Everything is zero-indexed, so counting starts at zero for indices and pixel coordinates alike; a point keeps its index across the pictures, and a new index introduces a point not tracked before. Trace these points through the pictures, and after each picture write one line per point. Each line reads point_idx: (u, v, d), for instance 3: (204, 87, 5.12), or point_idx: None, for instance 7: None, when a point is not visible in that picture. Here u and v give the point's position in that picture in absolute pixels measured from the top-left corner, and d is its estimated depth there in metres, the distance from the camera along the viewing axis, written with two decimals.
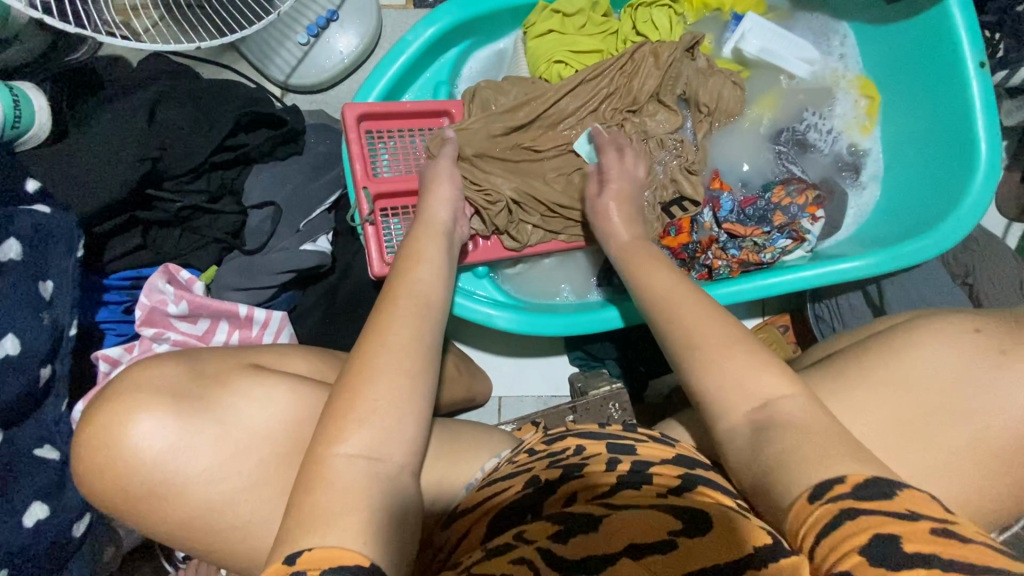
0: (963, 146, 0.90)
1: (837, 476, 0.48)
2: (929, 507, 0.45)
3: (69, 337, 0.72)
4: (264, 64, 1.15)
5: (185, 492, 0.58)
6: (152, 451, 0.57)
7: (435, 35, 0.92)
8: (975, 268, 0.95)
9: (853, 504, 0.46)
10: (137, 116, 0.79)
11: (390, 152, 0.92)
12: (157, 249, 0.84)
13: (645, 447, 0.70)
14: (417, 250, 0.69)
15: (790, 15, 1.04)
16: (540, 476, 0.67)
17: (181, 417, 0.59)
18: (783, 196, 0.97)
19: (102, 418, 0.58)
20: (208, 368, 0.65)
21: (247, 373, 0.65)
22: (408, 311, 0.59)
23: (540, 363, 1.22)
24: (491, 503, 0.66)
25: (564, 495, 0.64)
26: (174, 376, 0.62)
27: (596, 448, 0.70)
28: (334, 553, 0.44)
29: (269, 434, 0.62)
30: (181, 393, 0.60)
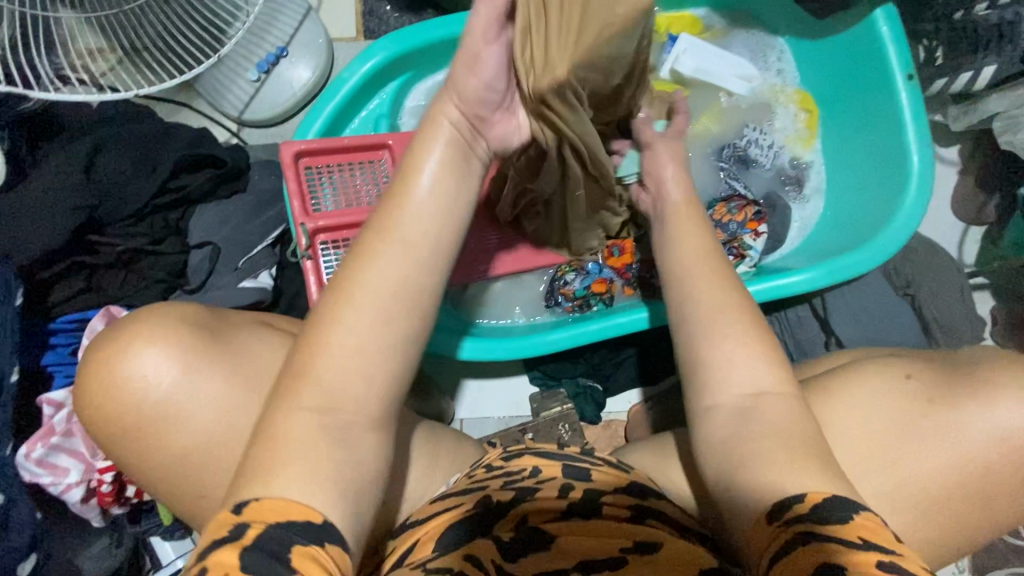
0: (897, 157, 0.90)
1: (799, 494, 0.46)
2: (884, 536, 0.43)
3: (10, 384, 0.74)
4: (218, 101, 1.18)
5: None
6: (153, 394, 0.56)
7: (370, 70, 0.95)
8: (917, 278, 0.95)
9: (809, 528, 0.44)
10: (76, 165, 0.82)
11: (331, 189, 0.94)
12: (101, 291, 0.87)
13: (600, 472, 0.68)
14: (416, 161, 0.52)
15: (726, 32, 1.05)
16: (493, 496, 0.64)
17: (193, 363, 0.57)
18: (725, 211, 0.97)
19: (89, 360, 0.58)
20: (229, 317, 0.65)
21: (259, 325, 0.64)
22: (392, 250, 0.49)
23: (501, 384, 1.22)
24: (444, 517, 0.62)
25: (520, 514, 0.63)
26: (179, 315, 0.60)
27: (555, 471, 0.67)
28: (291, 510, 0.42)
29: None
30: (198, 334, 0.59)
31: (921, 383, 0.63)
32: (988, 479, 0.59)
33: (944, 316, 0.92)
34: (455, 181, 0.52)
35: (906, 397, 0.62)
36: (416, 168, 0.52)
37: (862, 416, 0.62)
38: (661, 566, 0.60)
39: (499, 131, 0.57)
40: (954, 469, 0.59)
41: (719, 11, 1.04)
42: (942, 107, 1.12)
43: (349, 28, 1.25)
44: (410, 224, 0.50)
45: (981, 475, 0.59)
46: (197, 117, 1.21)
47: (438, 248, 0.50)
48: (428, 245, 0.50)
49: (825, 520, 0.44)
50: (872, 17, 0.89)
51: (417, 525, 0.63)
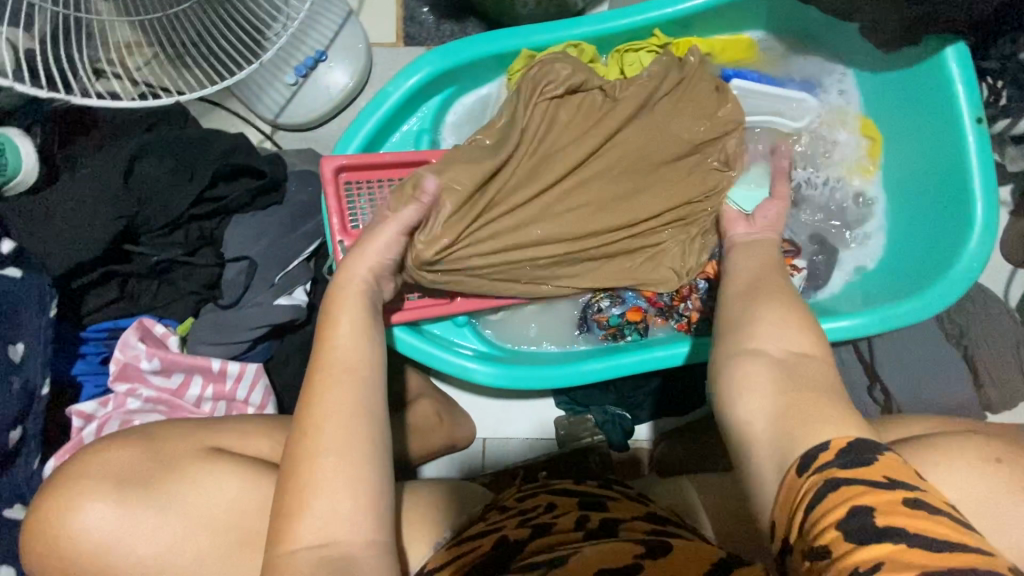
0: (959, 204, 0.87)
1: (823, 442, 0.47)
2: (908, 474, 0.45)
3: (41, 397, 0.72)
4: (254, 103, 1.15)
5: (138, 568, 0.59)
6: (91, 541, 0.59)
7: (416, 84, 0.92)
8: (968, 327, 0.92)
9: (832, 471, 0.45)
10: (115, 171, 0.80)
11: (369, 202, 0.91)
12: (133, 301, 0.85)
13: (615, 505, 0.74)
14: (335, 313, 0.60)
15: (782, 59, 1.02)
16: (510, 535, 0.68)
17: (127, 504, 0.60)
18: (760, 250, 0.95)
19: (49, 497, 0.60)
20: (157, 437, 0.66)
21: (205, 457, 0.64)
22: (342, 382, 0.56)
23: (524, 407, 1.20)
24: (461, 562, 0.65)
25: (535, 548, 0.65)
26: (129, 461, 0.63)
27: (570, 504, 0.74)
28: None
29: (230, 509, 0.62)
30: (127, 477, 0.61)
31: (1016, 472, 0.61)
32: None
33: (998, 364, 0.90)
34: (369, 325, 0.60)
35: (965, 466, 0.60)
36: (341, 299, 0.62)
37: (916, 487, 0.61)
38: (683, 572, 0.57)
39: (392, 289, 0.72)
40: (1001, 539, 0.58)
41: (775, 35, 1.02)
42: (1000, 147, 1.08)
43: (388, 32, 1.22)
44: (334, 365, 0.57)
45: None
46: (231, 118, 1.19)
47: (371, 382, 0.57)
48: (353, 377, 0.56)
49: (849, 465, 0.45)
50: (943, 53, 0.85)
51: (437, 569, 0.66)
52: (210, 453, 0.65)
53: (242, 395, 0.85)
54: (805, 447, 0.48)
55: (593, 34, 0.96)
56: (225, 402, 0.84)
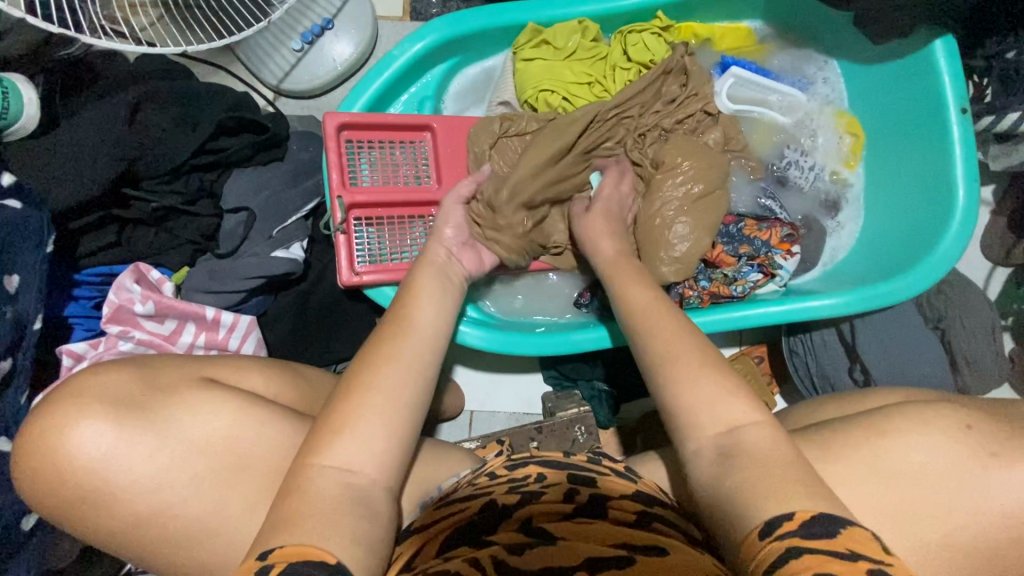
0: (941, 191, 0.90)
1: (786, 513, 0.46)
2: (872, 548, 0.44)
3: (33, 331, 0.73)
4: (258, 67, 1.16)
5: (120, 500, 0.59)
6: (84, 467, 0.58)
7: (422, 51, 0.94)
8: (947, 312, 0.95)
9: (794, 542, 0.44)
10: (118, 114, 0.80)
11: (370, 163, 0.92)
12: (130, 248, 0.85)
13: (608, 480, 0.70)
14: (417, 286, 0.68)
15: (778, 49, 1.05)
16: (499, 500, 0.67)
17: (123, 422, 0.60)
18: (750, 225, 0.96)
19: (37, 423, 0.60)
20: (158, 375, 0.66)
21: (199, 384, 0.66)
22: (402, 342, 0.60)
23: (513, 381, 1.21)
24: (447, 522, 0.65)
25: (523, 517, 0.66)
26: (122, 387, 0.63)
27: (560, 476, 0.70)
28: (307, 551, 0.45)
29: (221, 444, 0.62)
30: (123, 400, 0.61)
31: (987, 441, 0.63)
32: (1003, 513, 0.60)
33: (975, 350, 0.93)
34: (442, 301, 0.68)
35: (935, 430, 0.63)
36: (421, 277, 0.70)
37: (890, 447, 0.63)
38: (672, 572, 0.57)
39: (471, 260, 0.81)
40: (965, 495, 0.61)
41: (773, 26, 1.05)
42: (983, 146, 1.11)
43: (395, 7, 1.24)
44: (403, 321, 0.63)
45: (995, 512, 0.60)
46: (234, 81, 1.19)
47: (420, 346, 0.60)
48: (414, 337, 0.61)
49: (812, 536, 0.44)
50: (931, 46, 0.89)
51: (423, 528, 0.65)
52: (206, 383, 0.67)
53: (235, 345, 0.86)
54: (774, 511, 0.46)
55: (597, 12, 0.98)
56: (218, 350, 0.85)
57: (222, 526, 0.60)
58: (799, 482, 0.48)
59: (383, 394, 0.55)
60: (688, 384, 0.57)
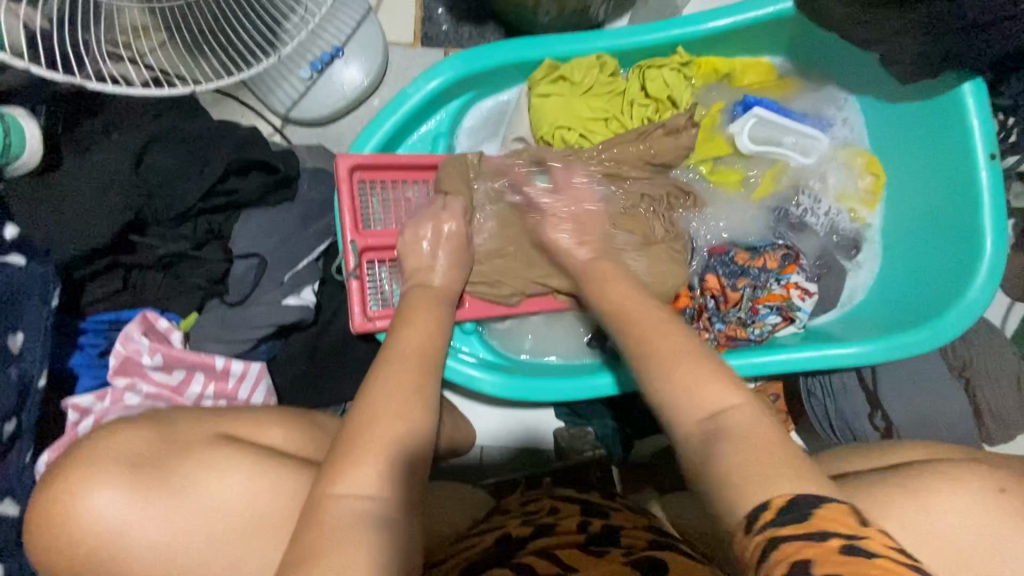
0: (968, 238, 0.88)
1: (763, 503, 0.46)
2: (846, 522, 0.42)
3: (37, 389, 0.70)
4: (266, 96, 1.13)
5: (129, 568, 0.56)
6: (99, 532, 0.55)
7: (437, 88, 0.91)
8: (973, 360, 0.93)
9: (774, 532, 0.43)
10: (125, 159, 0.77)
11: (382, 202, 0.89)
12: (137, 293, 0.83)
13: (618, 514, 0.73)
14: (411, 313, 0.71)
15: (798, 84, 1.03)
16: (511, 532, 0.68)
17: (142, 491, 0.57)
18: (769, 259, 0.94)
19: (59, 483, 0.57)
20: (177, 434, 0.63)
21: (217, 441, 0.63)
22: (408, 369, 0.62)
23: (523, 416, 1.19)
24: (461, 557, 0.66)
25: (536, 546, 0.65)
26: (140, 447, 0.60)
27: (573, 509, 0.73)
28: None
29: (234, 513, 0.59)
30: (141, 462, 0.59)
31: None
32: None
33: (999, 397, 0.91)
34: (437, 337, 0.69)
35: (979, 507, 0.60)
36: (419, 303, 0.74)
37: (934, 525, 0.59)
38: None
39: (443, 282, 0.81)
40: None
41: (795, 61, 1.02)
42: (1007, 183, 1.08)
43: (406, 33, 1.21)
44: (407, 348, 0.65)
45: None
46: (242, 110, 1.17)
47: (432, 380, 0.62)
48: (411, 366, 0.63)
49: (789, 522, 0.43)
50: (959, 89, 0.87)
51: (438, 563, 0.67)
52: (225, 438, 0.64)
53: (244, 395, 0.83)
54: (750, 502, 0.47)
55: (616, 47, 0.96)
56: (227, 401, 0.82)
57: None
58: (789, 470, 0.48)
59: (400, 430, 0.56)
60: (678, 374, 0.57)
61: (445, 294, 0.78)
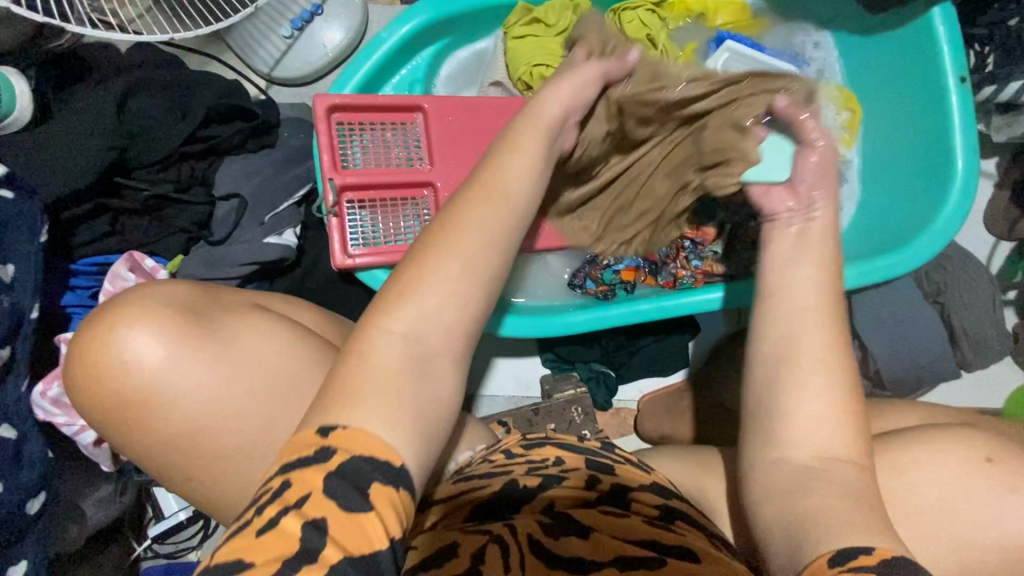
0: (940, 165, 0.89)
1: (860, 548, 0.44)
2: None
3: (30, 321, 0.73)
4: (249, 56, 1.16)
5: (161, 412, 0.58)
6: (140, 366, 0.57)
7: (410, 33, 0.93)
8: (946, 286, 0.93)
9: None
10: (107, 104, 0.80)
11: (361, 148, 0.92)
12: (124, 237, 0.86)
13: (622, 467, 0.69)
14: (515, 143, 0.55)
15: (773, 23, 1.03)
16: (521, 480, 0.65)
17: (182, 336, 0.58)
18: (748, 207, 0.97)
19: (111, 313, 0.59)
20: (221, 295, 0.65)
21: (254, 310, 0.65)
22: (488, 206, 0.51)
23: (511, 364, 1.21)
24: (468, 499, 0.64)
25: (546, 501, 0.63)
26: (184, 295, 0.62)
27: (578, 460, 0.69)
28: (376, 450, 0.42)
29: (251, 380, 0.60)
30: (192, 305, 0.61)
31: None
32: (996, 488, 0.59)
33: (975, 323, 0.92)
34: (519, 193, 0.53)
35: None
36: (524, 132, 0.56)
37: None
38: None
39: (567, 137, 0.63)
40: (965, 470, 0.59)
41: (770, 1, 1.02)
42: (985, 117, 1.08)
43: None
44: (497, 189, 0.52)
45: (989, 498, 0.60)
46: (226, 72, 1.19)
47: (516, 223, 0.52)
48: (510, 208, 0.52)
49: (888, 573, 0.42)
50: (929, 14, 0.87)
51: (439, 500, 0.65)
52: (257, 308, 0.65)
53: None
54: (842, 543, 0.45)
55: None
56: None
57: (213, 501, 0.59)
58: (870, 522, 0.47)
59: (483, 270, 0.49)
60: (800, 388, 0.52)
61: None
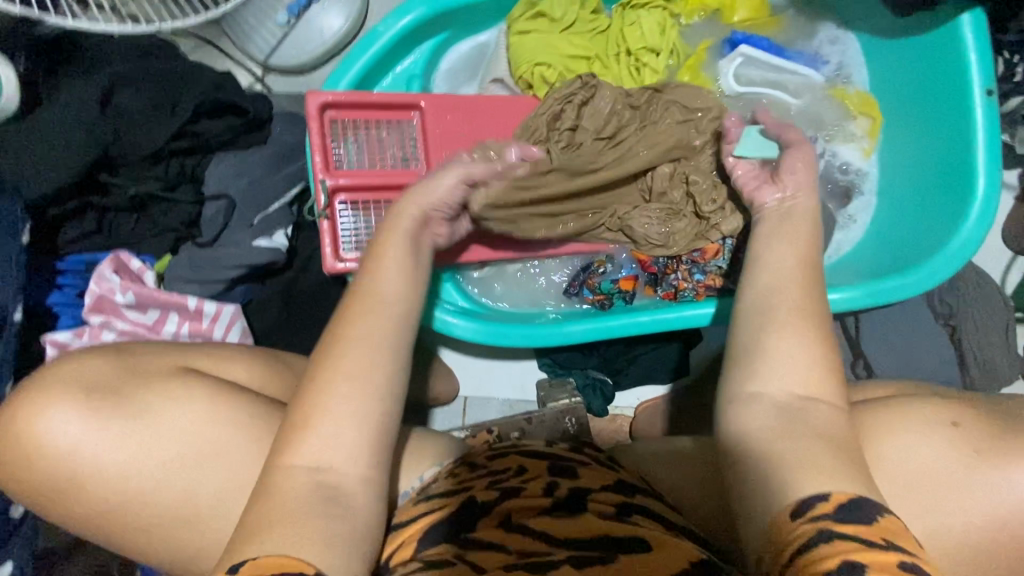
0: (961, 179, 0.84)
1: (820, 495, 0.45)
2: (906, 536, 0.44)
3: (13, 321, 0.72)
4: (244, 42, 1.12)
5: (91, 482, 0.58)
6: (59, 446, 0.58)
7: (408, 25, 0.89)
8: (959, 309, 0.90)
9: (828, 524, 0.43)
10: (90, 100, 0.77)
11: (355, 145, 0.89)
12: (111, 235, 0.84)
13: (586, 470, 0.68)
14: (382, 248, 0.61)
15: (793, 21, 0.97)
16: (478, 495, 0.63)
17: (97, 413, 0.59)
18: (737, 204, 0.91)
19: (19, 405, 0.60)
20: (140, 364, 0.65)
21: (177, 373, 0.64)
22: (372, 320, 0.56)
23: (507, 367, 1.20)
24: (425, 520, 0.62)
25: (502, 513, 0.62)
26: (100, 371, 0.63)
27: (540, 467, 0.68)
28: (286, 561, 0.46)
29: None
30: (98, 384, 0.61)
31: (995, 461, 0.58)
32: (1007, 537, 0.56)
33: (986, 349, 0.88)
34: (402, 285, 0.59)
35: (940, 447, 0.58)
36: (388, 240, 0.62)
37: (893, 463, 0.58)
38: (649, 565, 0.54)
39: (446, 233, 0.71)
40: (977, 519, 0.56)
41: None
42: (1011, 126, 1.02)
43: None
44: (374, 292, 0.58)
45: (978, 503, 0.56)
46: (221, 57, 1.15)
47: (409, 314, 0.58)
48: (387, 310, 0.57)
49: (846, 523, 0.43)
50: (957, 21, 0.82)
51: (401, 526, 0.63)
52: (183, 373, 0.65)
53: (219, 335, 0.84)
54: (808, 490, 0.46)
55: None
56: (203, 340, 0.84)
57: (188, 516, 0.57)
58: (828, 466, 0.47)
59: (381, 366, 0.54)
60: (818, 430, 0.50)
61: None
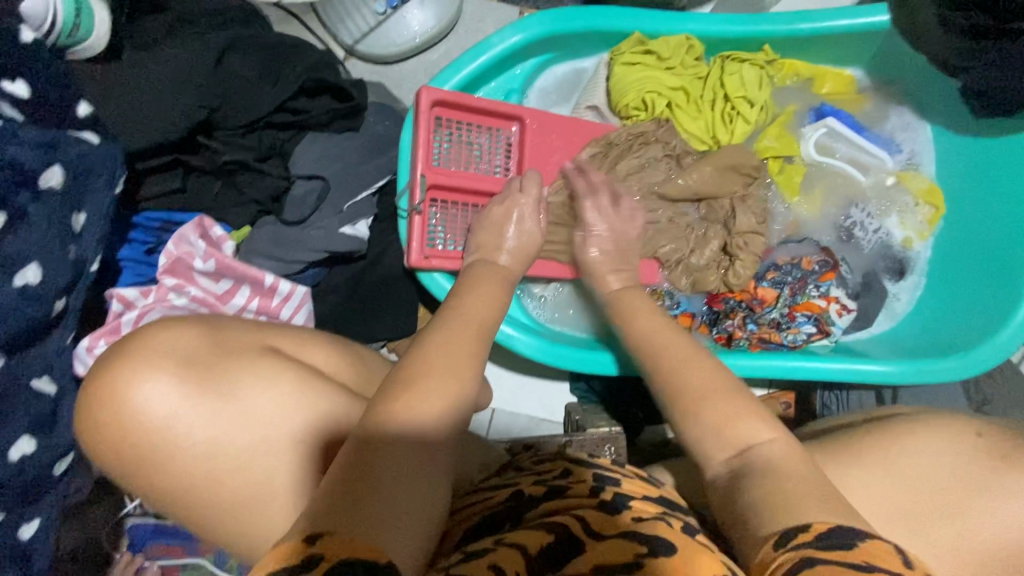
0: (1015, 277, 0.88)
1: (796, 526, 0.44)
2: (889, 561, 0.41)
3: (90, 272, 0.69)
4: (334, 24, 1.11)
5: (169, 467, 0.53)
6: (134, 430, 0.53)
7: (520, 43, 0.90)
8: (994, 398, 0.95)
9: (808, 553, 0.41)
10: (203, 60, 0.76)
11: (452, 143, 0.88)
12: (193, 196, 0.82)
13: (630, 483, 0.66)
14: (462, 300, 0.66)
15: (874, 101, 1.04)
16: (526, 490, 0.64)
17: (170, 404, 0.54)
18: (806, 261, 0.95)
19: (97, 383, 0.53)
20: (226, 338, 0.59)
21: (261, 354, 0.60)
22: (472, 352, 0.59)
23: (538, 385, 1.20)
24: (478, 508, 0.63)
25: (547, 511, 0.61)
26: (190, 345, 0.57)
27: (585, 473, 0.67)
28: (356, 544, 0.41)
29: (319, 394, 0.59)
30: (188, 359, 0.55)
31: None
32: None
33: None
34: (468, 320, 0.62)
35: None
36: (483, 282, 0.71)
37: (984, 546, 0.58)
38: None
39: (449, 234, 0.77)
40: None
41: (875, 75, 1.03)
42: None
43: None
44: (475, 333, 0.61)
45: None
46: (306, 34, 1.14)
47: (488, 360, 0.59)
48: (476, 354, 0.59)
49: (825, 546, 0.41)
50: None
51: (455, 513, 0.64)
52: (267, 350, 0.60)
53: (286, 315, 0.84)
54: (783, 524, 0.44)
55: (706, 32, 0.95)
56: (267, 317, 0.83)
57: (265, 504, 0.55)
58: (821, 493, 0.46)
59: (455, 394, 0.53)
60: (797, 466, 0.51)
61: (511, 275, 0.75)
